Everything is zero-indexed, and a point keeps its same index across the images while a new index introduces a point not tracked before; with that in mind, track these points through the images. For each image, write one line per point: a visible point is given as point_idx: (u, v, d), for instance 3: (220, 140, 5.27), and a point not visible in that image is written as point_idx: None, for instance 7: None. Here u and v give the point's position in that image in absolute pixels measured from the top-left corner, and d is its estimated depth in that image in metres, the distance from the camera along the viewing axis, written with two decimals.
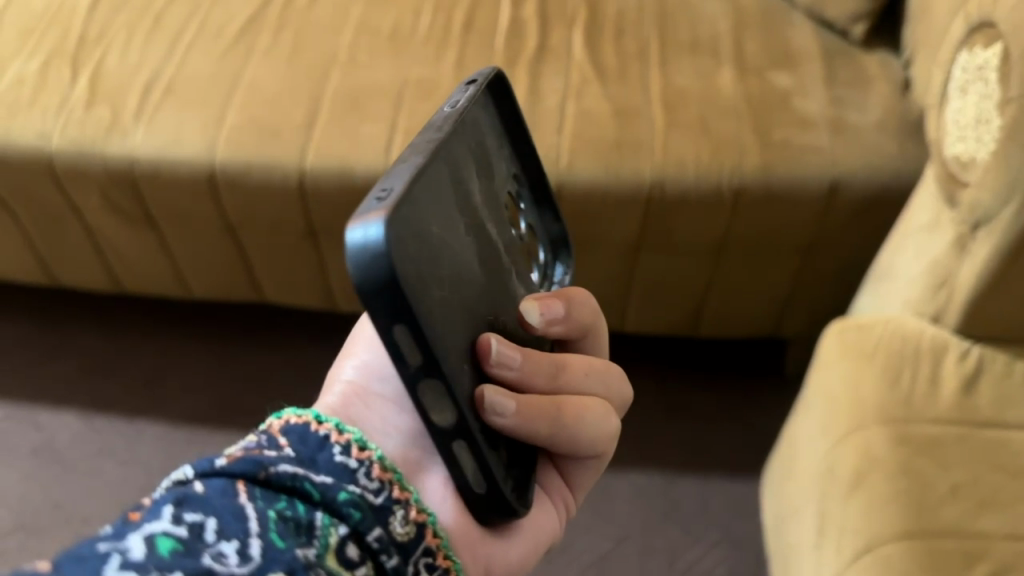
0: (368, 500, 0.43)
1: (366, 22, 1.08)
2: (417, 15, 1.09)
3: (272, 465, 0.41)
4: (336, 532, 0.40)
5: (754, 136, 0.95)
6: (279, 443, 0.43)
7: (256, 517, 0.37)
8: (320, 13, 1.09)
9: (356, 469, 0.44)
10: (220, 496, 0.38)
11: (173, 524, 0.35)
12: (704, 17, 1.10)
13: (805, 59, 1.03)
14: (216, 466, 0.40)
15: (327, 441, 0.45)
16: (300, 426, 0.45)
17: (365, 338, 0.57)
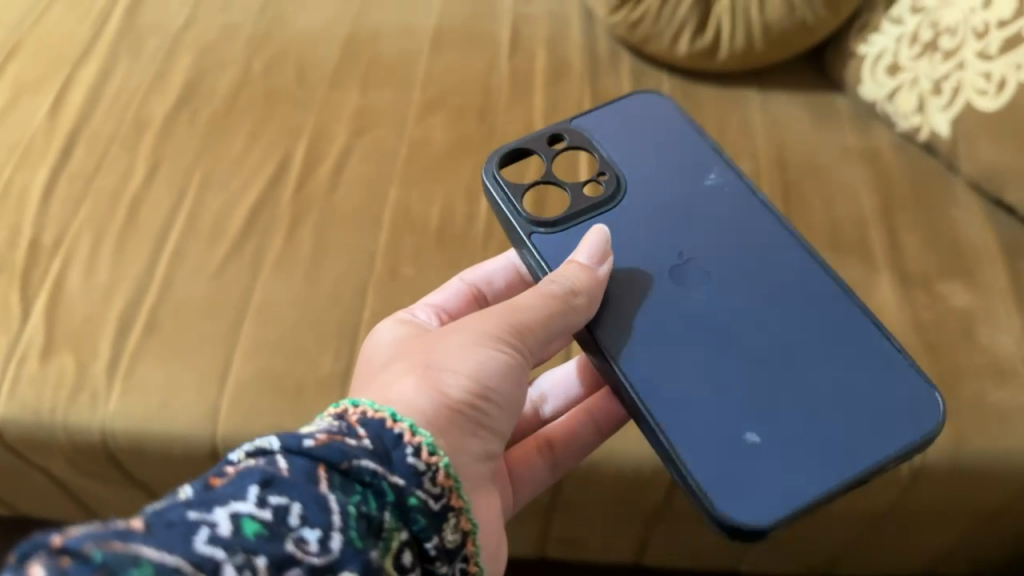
0: (430, 507, 0.45)
1: (407, 213, 0.83)
2: (473, 200, 0.84)
3: (356, 456, 0.42)
4: (399, 537, 0.42)
5: (937, 391, 0.72)
6: (358, 432, 0.44)
7: (338, 510, 0.39)
8: (345, 198, 0.84)
9: (424, 472, 0.45)
10: (304, 482, 0.39)
11: (258, 507, 0.37)
12: (842, 187, 0.85)
13: (982, 262, 0.79)
14: (303, 446, 0.41)
15: (401, 441, 0.45)
16: (376, 422, 0.46)
17: (454, 347, 0.54)
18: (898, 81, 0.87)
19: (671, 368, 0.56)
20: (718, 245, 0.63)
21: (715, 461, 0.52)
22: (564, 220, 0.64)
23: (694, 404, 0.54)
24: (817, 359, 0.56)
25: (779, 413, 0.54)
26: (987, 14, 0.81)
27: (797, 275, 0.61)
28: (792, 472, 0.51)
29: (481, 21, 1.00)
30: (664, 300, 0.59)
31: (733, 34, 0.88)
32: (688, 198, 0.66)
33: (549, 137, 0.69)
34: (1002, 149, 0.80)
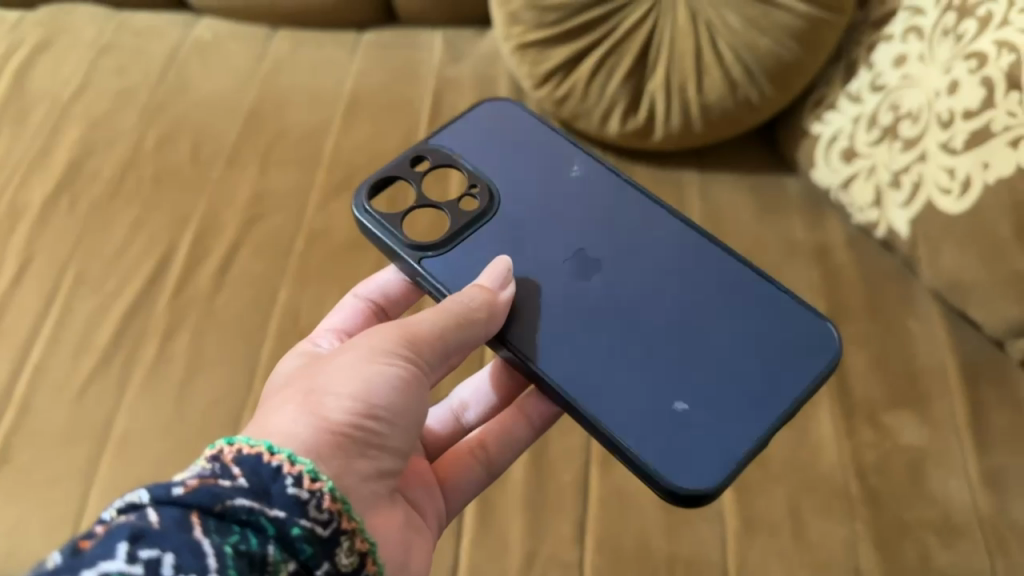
0: (318, 534, 0.42)
1: (295, 324, 0.74)
2: None
3: (230, 496, 0.40)
4: (286, 568, 0.41)
5: (877, 550, 0.62)
6: (234, 472, 0.42)
7: (214, 552, 0.37)
8: (228, 303, 0.75)
9: (308, 500, 0.43)
10: (175, 530, 0.37)
11: (127, 564, 0.35)
12: (787, 293, 0.75)
13: (938, 388, 0.70)
14: (173, 494, 0.39)
15: (280, 472, 0.43)
16: (252, 457, 0.44)
17: (340, 369, 0.51)
18: (854, 169, 0.77)
19: (594, 362, 0.57)
20: (605, 237, 0.63)
21: (657, 443, 0.53)
22: (445, 241, 0.63)
23: (619, 393, 0.56)
24: (726, 333, 0.58)
25: (696, 381, 0.56)
26: (952, 101, 0.71)
27: (679, 245, 0.62)
28: (725, 434, 0.54)
29: (400, 87, 0.91)
30: (565, 302, 0.60)
31: (669, 113, 0.79)
32: (562, 193, 0.66)
33: (405, 162, 0.67)
34: (966, 258, 0.70)
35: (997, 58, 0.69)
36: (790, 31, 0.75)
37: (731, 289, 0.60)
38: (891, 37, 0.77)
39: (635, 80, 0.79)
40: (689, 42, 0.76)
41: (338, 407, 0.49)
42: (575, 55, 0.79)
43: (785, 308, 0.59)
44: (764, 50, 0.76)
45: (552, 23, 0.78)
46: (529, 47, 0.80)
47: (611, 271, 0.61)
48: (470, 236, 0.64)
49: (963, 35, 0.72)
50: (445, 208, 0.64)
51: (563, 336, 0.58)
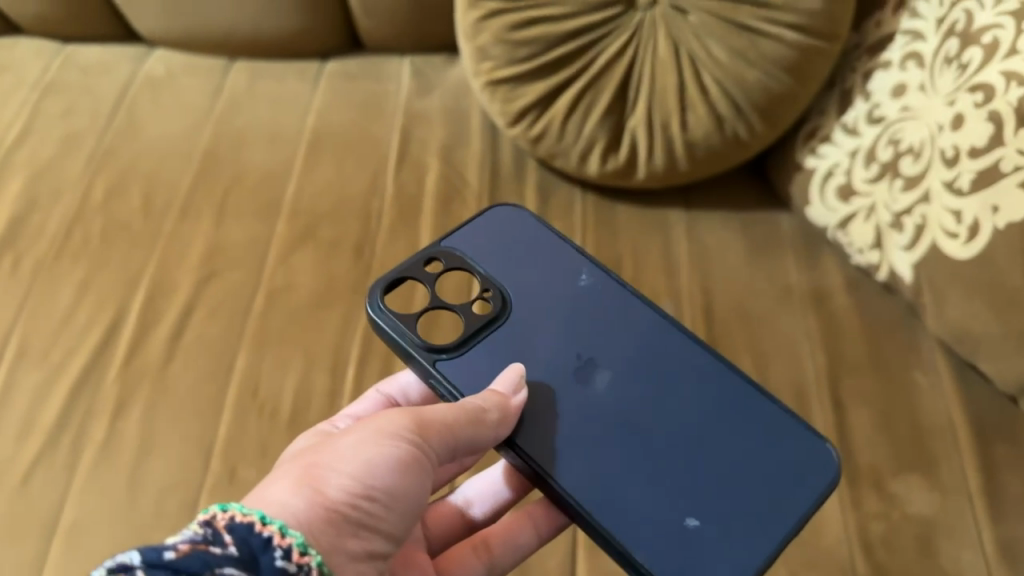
0: None
1: (255, 396, 0.68)
2: (336, 374, 0.69)
3: (218, 566, 0.38)
4: None
5: None
6: (224, 539, 0.39)
7: None
8: (182, 373, 0.70)
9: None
10: None
11: None
12: (783, 346, 0.70)
13: (946, 449, 0.65)
14: (161, 559, 0.37)
15: (271, 545, 0.40)
16: (244, 525, 0.40)
17: (345, 446, 0.47)
18: (852, 207, 0.72)
19: (600, 471, 0.52)
20: (617, 344, 0.57)
21: (662, 563, 0.49)
22: (459, 351, 0.57)
23: (625, 505, 0.51)
24: (737, 454, 0.52)
25: (706, 497, 0.51)
26: (957, 137, 0.66)
27: (692, 359, 0.56)
28: (732, 557, 0.49)
29: (366, 124, 0.85)
30: (575, 412, 0.54)
31: (652, 152, 0.74)
32: (565, 304, 0.59)
33: (417, 262, 0.60)
34: (974, 307, 0.65)
35: (1005, 92, 0.63)
36: (780, 63, 0.69)
37: (739, 407, 0.54)
38: (889, 64, 0.72)
39: (614, 117, 0.73)
40: (671, 76, 0.71)
41: (336, 484, 0.45)
42: (550, 92, 0.73)
43: (793, 436, 0.53)
44: (752, 83, 0.70)
45: (524, 59, 0.73)
46: (500, 84, 0.74)
47: (621, 380, 0.56)
48: (485, 347, 0.58)
49: (968, 64, 0.66)
50: (460, 309, 0.57)
51: (570, 446, 0.53)
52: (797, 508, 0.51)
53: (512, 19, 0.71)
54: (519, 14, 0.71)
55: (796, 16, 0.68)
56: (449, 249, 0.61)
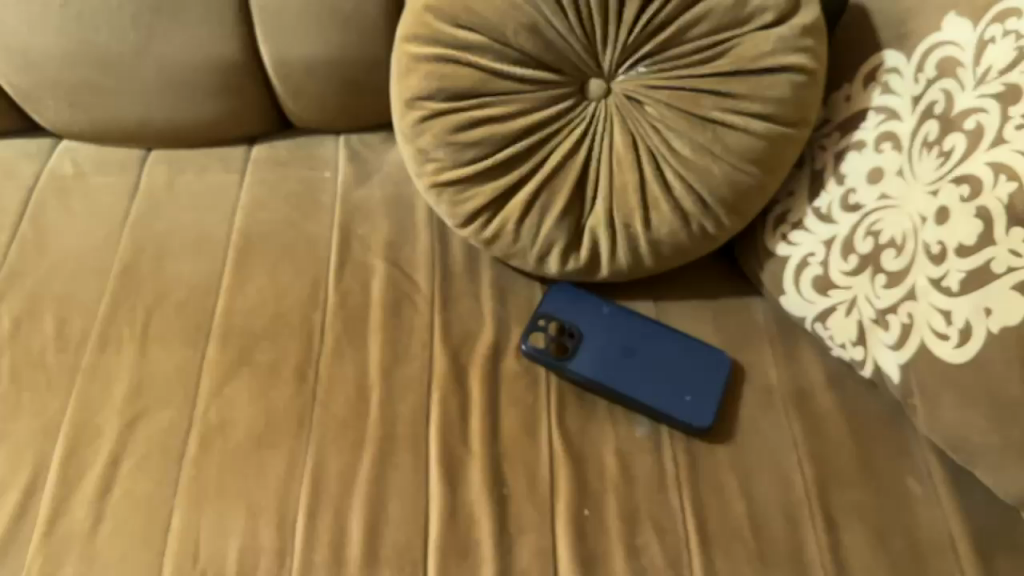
0: None
1: (195, 562, 0.61)
2: (285, 529, 0.62)
3: None
4: None
5: None
6: None
7: None
8: (110, 540, 0.62)
9: None
10: None
11: None
12: (768, 459, 0.65)
13: (946, 564, 0.60)
14: None
15: None
16: None
17: None
18: (832, 301, 0.67)
19: (614, 365, 0.67)
20: (626, 326, 0.69)
21: (662, 402, 0.66)
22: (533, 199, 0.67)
23: (623, 387, 0.66)
24: (673, 348, 0.69)
25: (678, 374, 0.67)
26: (942, 231, 0.61)
27: (639, 331, 0.69)
28: (702, 395, 0.66)
29: (300, 221, 0.77)
30: (587, 348, 0.68)
31: (615, 253, 0.68)
32: (557, 343, 0.69)
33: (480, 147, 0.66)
34: (970, 416, 0.60)
35: (993, 186, 0.58)
36: (747, 155, 0.64)
37: (661, 337, 0.69)
38: (862, 144, 0.66)
39: (571, 219, 0.67)
40: (630, 172, 0.65)
41: None
42: (500, 194, 0.67)
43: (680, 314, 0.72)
44: (718, 177, 0.65)
45: (471, 161, 0.66)
46: (445, 187, 0.68)
47: (599, 349, 0.68)
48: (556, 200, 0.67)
49: (950, 152, 0.61)
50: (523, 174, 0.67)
51: (591, 365, 0.67)
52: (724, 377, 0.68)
53: (456, 120, 0.65)
54: (463, 114, 0.65)
55: (762, 105, 0.63)
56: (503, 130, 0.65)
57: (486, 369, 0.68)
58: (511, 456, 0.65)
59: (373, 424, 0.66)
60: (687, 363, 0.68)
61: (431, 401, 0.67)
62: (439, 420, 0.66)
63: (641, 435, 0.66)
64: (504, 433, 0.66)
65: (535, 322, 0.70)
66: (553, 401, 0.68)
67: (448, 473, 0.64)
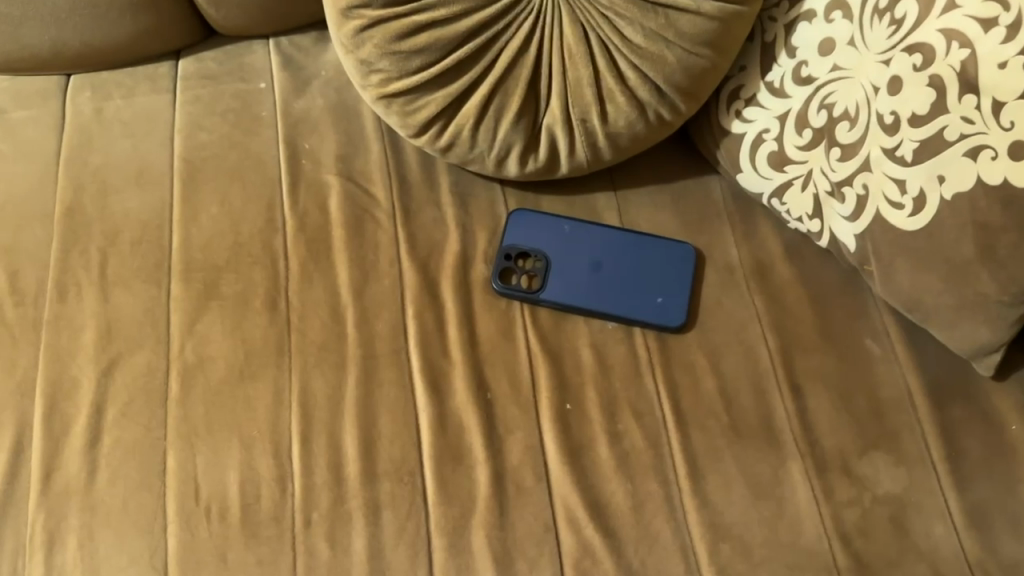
0: None
1: (198, 499, 0.63)
2: (281, 456, 0.64)
3: None
4: None
5: None
6: None
7: None
8: (109, 489, 0.63)
9: None
10: None
11: None
12: (735, 335, 0.68)
13: (905, 417, 0.65)
14: None
15: None
16: None
17: None
18: (787, 176, 0.68)
19: (586, 284, 0.69)
20: (589, 240, 0.70)
21: (638, 309, 0.68)
22: (494, 103, 0.65)
23: (599, 301, 0.68)
24: (639, 251, 0.70)
25: (647, 277, 0.69)
26: (895, 102, 0.62)
27: (601, 242, 0.70)
28: (674, 294, 0.69)
29: (244, 139, 0.74)
30: (555, 272, 0.69)
31: (573, 149, 0.68)
32: (525, 274, 0.69)
33: (431, 54, 0.63)
34: (924, 279, 0.63)
35: (946, 54, 0.58)
36: (701, 38, 0.63)
37: (626, 241, 0.70)
38: (813, 14, 0.65)
39: (527, 119, 0.66)
40: (583, 65, 0.64)
41: None
42: (452, 100, 0.65)
43: (643, 190, 0.73)
44: (673, 65, 0.64)
45: (418, 69, 0.64)
46: (395, 98, 0.66)
47: (566, 267, 0.69)
48: (512, 99, 0.65)
49: (902, 20, 0.61)
50: (479, 79, 0.64)
51: (562, 289, 0.69)
52: (690, 269, 0.70)
53: (399, 27, 0.62)
54: (405, 20, 0.62)
55: None
56: (451, 33, 0.62)
57: (456, 279, 0.69)
58: (491, 362, 0.67)
59: (352, 344, 0.67)
60: (654, 264, 0.69)
61: (406, 316, 0.68)
62: (416, 334, 0.67)
63: (611, 327, 0.68)
64: (481, 340, 0.68)
65: (500, 257, 0.70)
66: (524, 304, 0.69)
67: (432, 385, 0.66)
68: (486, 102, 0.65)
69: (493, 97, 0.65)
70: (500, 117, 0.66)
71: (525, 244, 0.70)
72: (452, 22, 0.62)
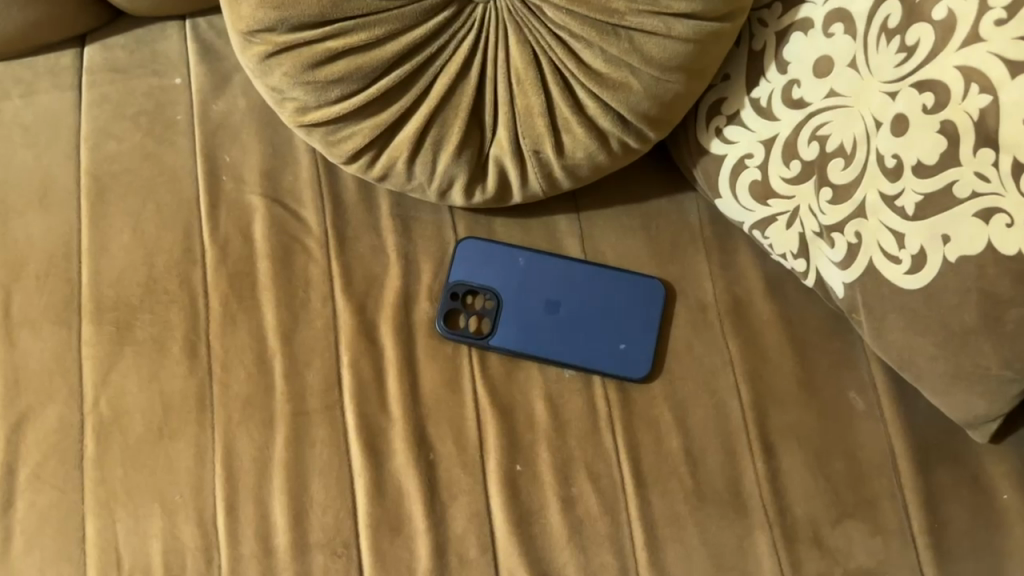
0: None
1: (119, 570, 0.58)
2: (206, 524, 0.59)
3: None
4: None
5: None
6: None
7: None
8: (26, 559, 0.58)
9: None
10: None
11: None
12: (704, 384, 0.62)
13: (885, 483, 0.60)
14: None
15: None
16: None
17: None
18: (771, 210, 0.59)
19: (541, 328, 0.62)
20: (546, 276, 0.63)
21: (599, 357, 0.62)
22: (430, 136, 0.56)
23: (555, 348, 0.62)
24: (601, 289, 0.63)
25: (609, 320, 0.62)
26: (898, 144, 0.52)
27: (560, 278, 0.63)
28: (639, 338, 0.62)
29: (158, 150, 0.66)
30: (508, 314, 0.62)
31: (526, 179, 0.59)
32: (474, 315, 0.63)
33: (351, 83, 0.53)
34: (917, 341, 0.56)
35: (962, 97, 0.49)
36: (672, 62, 0.53)
37: (587, 278, 0.63)
38: (809, 24, 0.55)
39: (471, 151, 0.57)
40: (534, 95, 0.54)
41: None
42: (382, 131, 0.56)
43: (616, 210, 0.65)
44: (637, 92, 0.54)
45: (338, 99, 0.54)
46: (315, 127, 0.57)
47: (520, 308, 0.63)
48: (449, 133, 0.56)
49: (914, 48, 0.50)
50: (411, 109, 0.55)
51: (515, 334, 0.62)
52: (658, 309, 0.63)
53: (311, 54, 0.52)
54: (316, 46, 0.52)
55: (687, 3, 0.50)
56: (373, 59, 0.52)
57: (397, 321, 0.62)
58: (434, 415, 0.61)
59: (281, 398, 0.61)
60: (617, 303, 0.63)
61: (341, 365, 0.62)
62: (351, 385, 0.61)
63: (569, 375, 0.62)
64: (423, 391, 0.61)
65: (445, 297, 0.63)
66: (474, 349, 0.62)
67: (368, 443, 0.60)
68: (420, 134, 0.56)
69: (428, 129, 0.56)
70: (437, 150, 0.57)
71: (475, 281, 0.63)
72: (373, 47, 0.52)
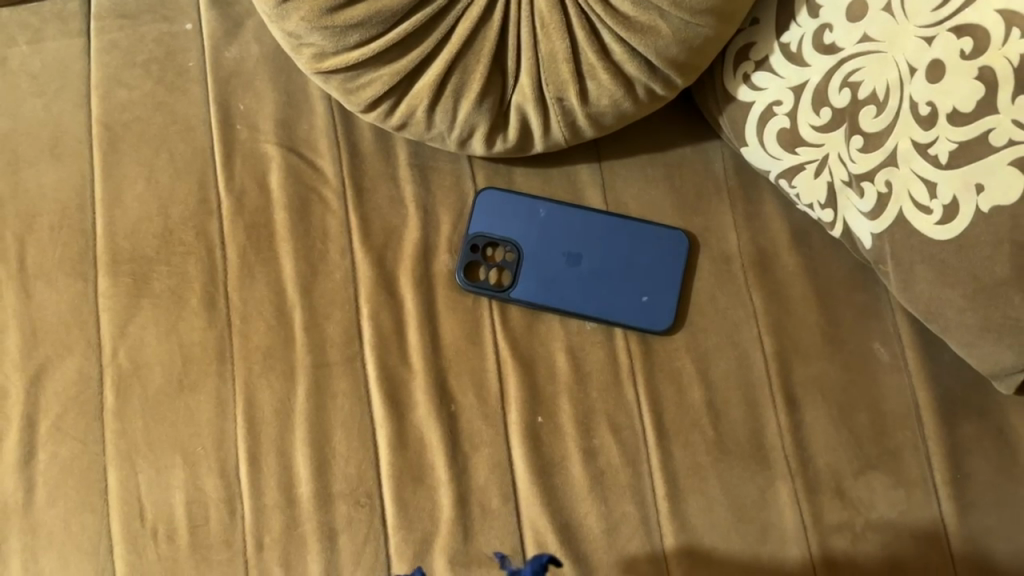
0: None
1: (143, 521, 0.58)
2: (228, 475, 0.59)
3: None
4: None
5: None
6: None
7: None
8: (50, 509, 0.58)
9: None
10: None
11: None
12: (727, 337, 0.61)
13: (907, 434, 0.60)
14: None
15: None
16: None
17: None
18: (799, 158, 0.58)
19: (563, 281, 0.62)
20: (567, 228, 0.62)
21: (621, 310, 0.61)
22: (450, 84, 0.54)
23: (576, 301, 0.61)
24: (624, 241, 0.62)
25: (631, 273, 0.62)
26: (934, 92, 0.51)
27: (581, 230, 0.62)
28: (662, 291, 0.61)
29: (170, 99, 0.65)
30: (528, 267, 0.62)
31: (548, 127, 0.58)
32: (494, 267, 0.62)
33: (370, 28, 0.52)
34: (947, 292, 0.55)
35: (1002, 42, 0.48)
36: (702, 6, 0.51)
37: (610, 231, 0.62)
38: None
39: (493, 99, 0.55)
40: (559, 40, 0.52)
41: None
42: (401, 79, 0.55)
43: (637, 161, 0.64)
44: (666, 37, 0.52)
45: (357, 44, 0.53)
46: (333, 75, 0.55)
47: (541, 260, 0.62)
48: (470, 80, 0.54)
49: None
50: (431, 55, 0.53)
51: (536, 287, 0.61)
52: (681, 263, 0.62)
53: None
54: None
55: None
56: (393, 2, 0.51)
57: (417, 272, 0.62)
58: (454, 367, 0.61)
59: (301, 350, 0.60)
60: (639, 256, 0.62)
61: (361, 317, 0.61)
62: (372, 337, 0.61)
63: (590, 328, 0.61)
64: (444, 343, 0.61)
65: (465, 249, 0.62)
66: (494, 301, 0.62)
67: (390, 396, 0.60)
68: (440, 82, 0.54)
69: (449, 76, 0.54)
70: (458, 99, 0.55)
71: (495, 232, 0.62)
72: None
